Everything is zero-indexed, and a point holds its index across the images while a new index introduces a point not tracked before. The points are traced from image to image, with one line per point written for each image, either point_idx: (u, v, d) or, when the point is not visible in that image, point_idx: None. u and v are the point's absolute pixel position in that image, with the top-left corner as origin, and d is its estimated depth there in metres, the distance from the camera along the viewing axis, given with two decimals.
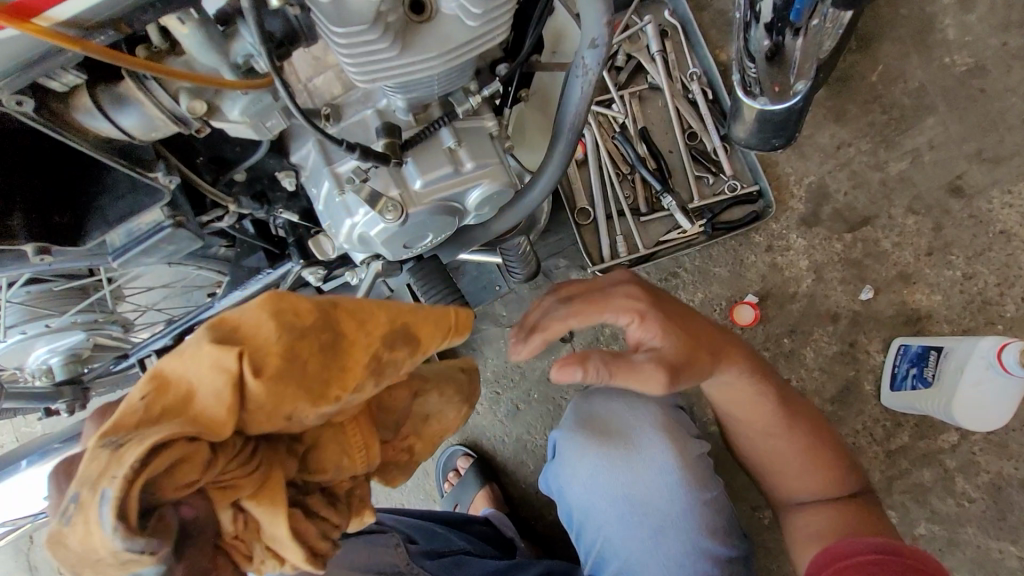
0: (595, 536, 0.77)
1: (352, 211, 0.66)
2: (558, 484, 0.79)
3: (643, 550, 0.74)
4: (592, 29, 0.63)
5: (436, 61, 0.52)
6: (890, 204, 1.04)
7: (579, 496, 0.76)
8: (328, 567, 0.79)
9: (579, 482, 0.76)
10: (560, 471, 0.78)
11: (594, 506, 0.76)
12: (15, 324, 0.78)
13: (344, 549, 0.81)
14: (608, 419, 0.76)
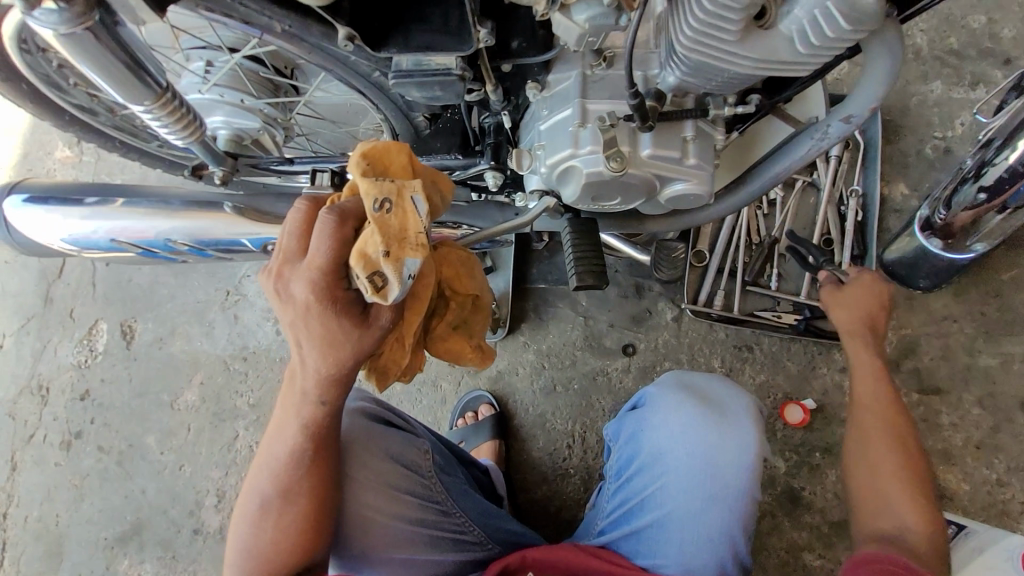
0: (653, 481, 0.81)
1: (579, 147, 0.70)
2: (640, 428, 0.85)
3: (693, 514, 0.78)
4: (856, 106, 0.69)
5: (751, 62, 0.57)
6: (964, 387, 1.10)
7: (662, 443, 0.81)
8: (365, 440, 0.78)
9: (667, 430, 0.82)
10: (651, 415, 0.84)
11: (669, 454, 0.81)
12: (219, 84, 0.83)
13: (382, 434, 0.79)
14: (706, 390, 0.85)
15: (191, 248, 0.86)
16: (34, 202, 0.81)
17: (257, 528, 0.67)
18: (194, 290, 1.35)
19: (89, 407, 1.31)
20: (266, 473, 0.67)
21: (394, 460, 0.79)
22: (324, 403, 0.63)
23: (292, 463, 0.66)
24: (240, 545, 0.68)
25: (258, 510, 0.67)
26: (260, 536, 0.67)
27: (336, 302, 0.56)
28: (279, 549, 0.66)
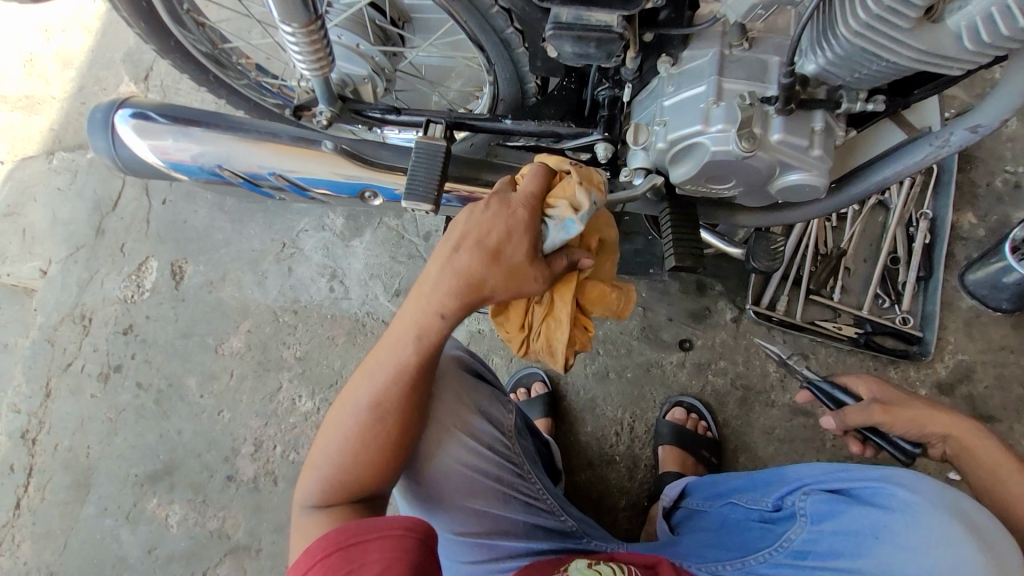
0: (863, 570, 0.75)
1: (709, 124, 0.70)
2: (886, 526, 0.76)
3: None
4: (985, 116, 0.70)
5: (913, 54, 0.59)
6: (1016, 418, 1.12)
7: (891, 551, 0.74)
8: (457, 391, 0.80)
9: (914, 550, 0.73)
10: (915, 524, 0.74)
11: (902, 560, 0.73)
12: (338, 26, 0.84)
13: (472, 384, 0.82)
14: (986, 528, 0.73)
15: (292, 186, 0.85)
16: (145, 117, 0.79)
17: (344, 443, 0.66)
18: (249, 237, 1.34)
19: (132, 342, 1.29)
20: (366, 387, 0.66)
21: (483, 415, 0.82)
22: (444, 317, 0.64)
23: (400, 377, 0.66)
24: (319, 456, 0.67)
25: (346, 423, 0.66)
26: (345, 450, 0.66)
27: (529, 231, 0.63)
28: (361, 470, 0.66)
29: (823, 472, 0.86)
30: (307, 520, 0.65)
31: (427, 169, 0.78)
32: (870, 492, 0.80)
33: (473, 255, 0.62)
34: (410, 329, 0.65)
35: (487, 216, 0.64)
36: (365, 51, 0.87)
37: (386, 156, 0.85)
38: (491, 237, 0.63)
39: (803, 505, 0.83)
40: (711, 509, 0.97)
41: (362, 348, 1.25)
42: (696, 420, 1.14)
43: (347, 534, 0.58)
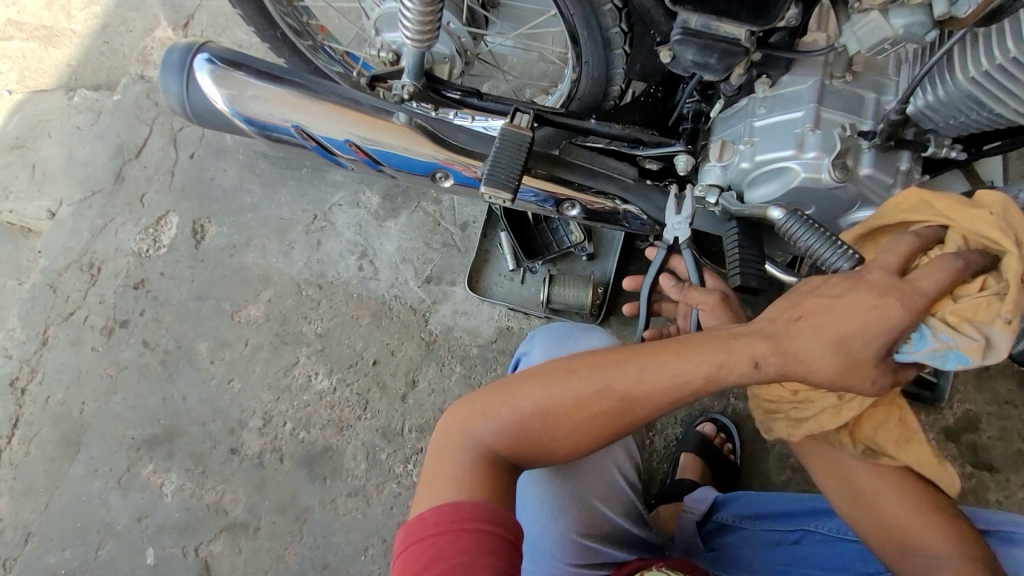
0: None
1: (802, 150, 0.71)
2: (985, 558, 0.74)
3: None
4: None
5: (1020, 109, 0.61)
6: (1014, 471, 1.16)
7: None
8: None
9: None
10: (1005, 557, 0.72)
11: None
12: None
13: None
14: None
15: (365, 157, 0.82)
16: (224, 66, 0.76)
17: (555, 409, 0.65)
18: (278, 205, 1.29)
19: (142, 298, 1.23)
20: (612, 372, 0.65)
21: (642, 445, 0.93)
22: (757, 366, 0.60)
23: (661, 399, 0.64)
24: (515, 408, 0.66)
25: (566, 385, 0.66)
26: (554, 416, 0.65)
27: (907, 321, 0.56)
28: (560, 441, 0.66)
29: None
30: (477, 462, 0.65)
31: (511, 159, 0.77)
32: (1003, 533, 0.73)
33: (821, 338, 0.57)
34: (696, 364, 0.63)
35: (858, 293, 0.57)
36: (453, 30, 0.85)
37: (461, 139, 0.83)
38: (854, 323, 0.56)
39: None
40: (749, 527, 0.93)
41: (385, 331, 1.22)
42: (723, 440, 1.14)
43: (459, 515, 0.61)
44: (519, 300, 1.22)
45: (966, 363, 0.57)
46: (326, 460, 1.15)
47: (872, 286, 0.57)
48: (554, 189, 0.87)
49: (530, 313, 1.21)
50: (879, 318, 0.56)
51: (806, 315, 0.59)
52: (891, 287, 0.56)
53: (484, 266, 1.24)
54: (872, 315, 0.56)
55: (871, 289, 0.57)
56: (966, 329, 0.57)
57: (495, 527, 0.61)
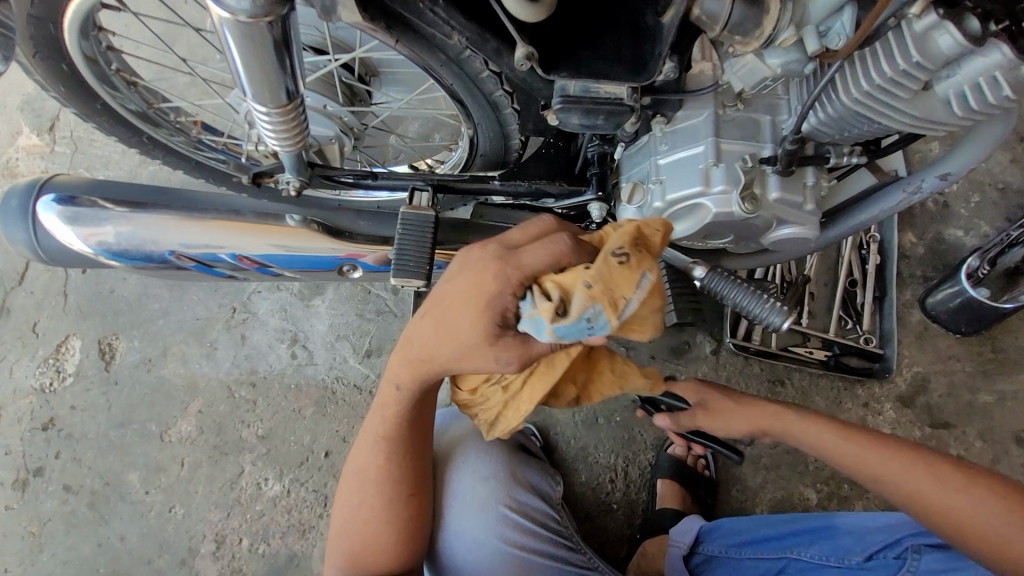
0: None
1: (710, 186, 0.69)
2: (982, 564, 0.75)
3: None
4: (955, 164, 0.74)
5: (906, 120, 0.61)
6: (967, 423, 1.20)
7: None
8: (502, 489, 0.83)
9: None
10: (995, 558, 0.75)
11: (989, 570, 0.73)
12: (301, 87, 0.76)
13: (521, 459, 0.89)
14: None
15: (256, 265, 0.75)
16: (71, 203, 0.68)
17: (351, 493, 0.71)
18: (191, 304, 1.19)
19: (55, 439, 1.11)
20: (369, 431, 0.70)
21: (520, 506, 0.84)
22: (403, 384, 0.64)
23: (407, 423, 0.69)
24: (333, 515, 0.73)
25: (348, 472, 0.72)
26: (355, 505, 0.70)
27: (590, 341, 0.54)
28: (370, 515, 0.70)
29: (915, 527, 0.83)
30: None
31: (417, 243, 0.71)
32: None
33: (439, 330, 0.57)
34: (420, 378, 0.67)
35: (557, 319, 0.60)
36: (332, 112, 0.79)
37: (364, 227, 0.78)
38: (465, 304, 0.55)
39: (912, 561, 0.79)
40: (737, 557, 0.92)
41: (332, 418, 1.14)
42: (695, 456, 1.14)
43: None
44: None
45: (549, 333, 0.51)
46: (293, 570, 1.07)
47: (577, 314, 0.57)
48: None
49: None
50: (485, 296, 0.53)
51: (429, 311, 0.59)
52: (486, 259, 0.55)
53: None
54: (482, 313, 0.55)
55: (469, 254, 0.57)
56: (553, 293, 0.50)
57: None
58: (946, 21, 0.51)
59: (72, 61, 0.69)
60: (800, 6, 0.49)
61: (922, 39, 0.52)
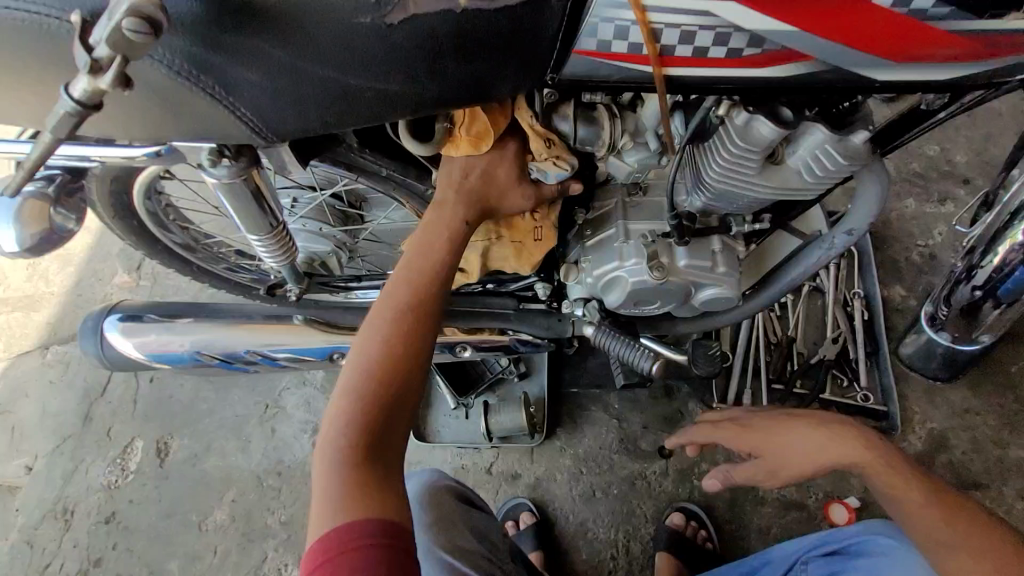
0: None
1: (624, 260, 0.80)
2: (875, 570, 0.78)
3: None
4: (856, 221, 0.81)
5: (769, 189, 0.71)
6: (1001, 481, 1.12)
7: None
8: (444, 533, 0.80)
9: None
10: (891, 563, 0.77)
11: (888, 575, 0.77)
12: (303, 216, 0.97)
13: (470, 513, 0.86)
14: None
15: (265, 358, 0.92)
16: (129, 320, 0.89)
17: (349, 403, 0.55)
18: (233, 403, 1.38)
19: (114, 531, 1.27)
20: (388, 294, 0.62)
21: (465, 555, 0.78)
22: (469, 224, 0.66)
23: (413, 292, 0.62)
24: (328, 426, 0.54)
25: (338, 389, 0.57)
26: (342, 425, 0.53)
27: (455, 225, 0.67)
28: (368, 421, 0.54)
29: (807, 542, 0.88)
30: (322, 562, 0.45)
31: None
32: (858, 547, 0.82)
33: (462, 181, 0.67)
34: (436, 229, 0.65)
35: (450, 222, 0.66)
36: (327, 233, 0.98)
37: (352, 322, 0.95)
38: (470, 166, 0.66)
39: (804, 571, 0.85)
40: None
41: None
42: (696, 528, 1.12)
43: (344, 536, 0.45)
44: (466, 437, 1.24)
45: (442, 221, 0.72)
46: None
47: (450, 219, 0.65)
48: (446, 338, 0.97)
49: (478, 446, 1.24)
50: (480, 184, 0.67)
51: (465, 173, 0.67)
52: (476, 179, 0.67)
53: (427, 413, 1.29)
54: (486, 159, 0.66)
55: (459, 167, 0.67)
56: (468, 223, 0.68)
57: (379, 533, 0.46)
58: (756, 114, 0.62)
59: (140, 217, 0.94)
60: (635, 121, 0.64)
61: (744, 128, 0.63)
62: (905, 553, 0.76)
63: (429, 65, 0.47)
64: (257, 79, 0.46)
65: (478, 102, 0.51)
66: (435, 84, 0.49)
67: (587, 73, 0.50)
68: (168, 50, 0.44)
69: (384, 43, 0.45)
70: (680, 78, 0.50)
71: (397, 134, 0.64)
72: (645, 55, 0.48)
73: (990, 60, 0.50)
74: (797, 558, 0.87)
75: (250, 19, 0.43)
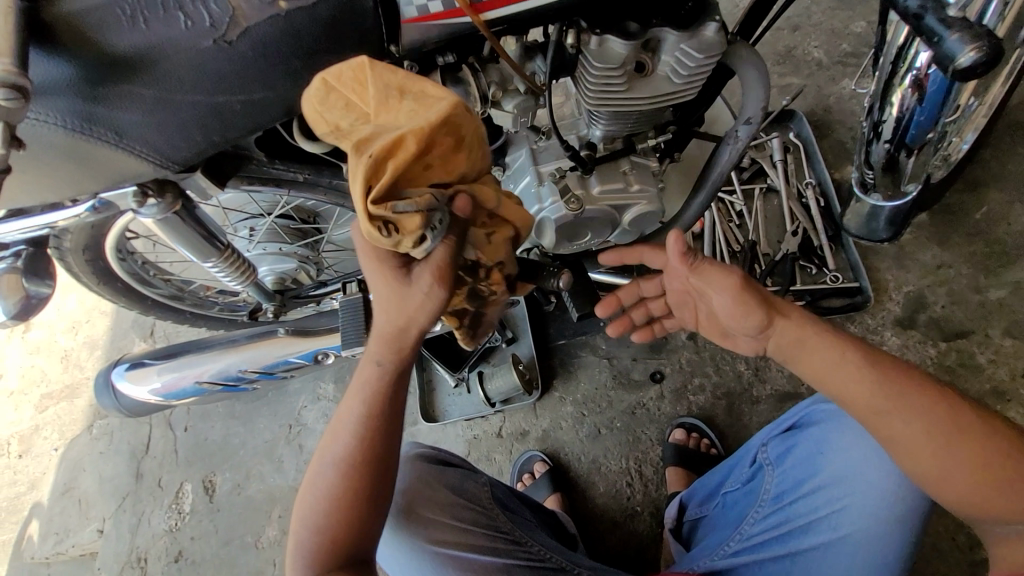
0: (837, 495, 0.77)
1: (543, 201, 0.86)
2: (820, 444, 0.80)
3: (854, 493, 0.75)
4: (751, 109, 0.84)
5: (646, 101, 0.76)
6: (987, 324, 1.13)
7: (836, 456, 0.78)
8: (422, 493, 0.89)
9: (850, 452, 0.76)
10: (835, 431, 0.79)
11: (833, 444, 0.78)
12: (262, 241, 1.05)
13: (441, 473, 0.92)
14: None
15: (260, 374, 1.01)
16: (133, 368, 0.99)
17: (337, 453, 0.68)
18: (260, 432, 1.48)
19: (185, 567, 1.40)
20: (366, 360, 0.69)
21: (448, 505, 0.89)
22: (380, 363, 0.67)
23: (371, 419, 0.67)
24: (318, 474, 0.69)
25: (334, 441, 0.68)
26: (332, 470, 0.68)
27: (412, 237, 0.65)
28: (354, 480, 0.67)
29: (771, 425, 0.91)
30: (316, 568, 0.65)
31: (354, 320, 0.95)
32: (807, 418, 0.84)
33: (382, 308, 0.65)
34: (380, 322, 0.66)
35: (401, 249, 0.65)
36: (287, 250, 1.06)
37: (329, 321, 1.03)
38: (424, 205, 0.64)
39: (766, 453, 0.89)
40: (707, 512, 0.98)
41: None
42: (699, 438, 1.16)
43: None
44: (471, 409, 1.32)
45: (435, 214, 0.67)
46: None
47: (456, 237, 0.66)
48: None
49: (483, 414, 1.31)
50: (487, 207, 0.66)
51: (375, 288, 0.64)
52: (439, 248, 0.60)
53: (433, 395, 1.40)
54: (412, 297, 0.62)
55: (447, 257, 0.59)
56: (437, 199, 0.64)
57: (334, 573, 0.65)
58: (604, 34, 0.67)
59: (123, 278, 1.04)
60: (498, 70, 0.70)
61: (597, 49, 0.68)
62: (840, 417, 0.79)
63: (282, 68, 0.54)
64: (141, 119, 0.54)
65: (337, 90, 0.58)
66: (291, 83, 0.56)
67: (420, 38, 0.56)
68: (61, 113, 0.52)
69: (233, 59, 0.53)
70: (498, 20, 0.56)
71: (294, 138, 0.70)
72: (459, 8, 0.54)
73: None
74: (760, 442, 0.90)
75: (117, 70, 0.51)
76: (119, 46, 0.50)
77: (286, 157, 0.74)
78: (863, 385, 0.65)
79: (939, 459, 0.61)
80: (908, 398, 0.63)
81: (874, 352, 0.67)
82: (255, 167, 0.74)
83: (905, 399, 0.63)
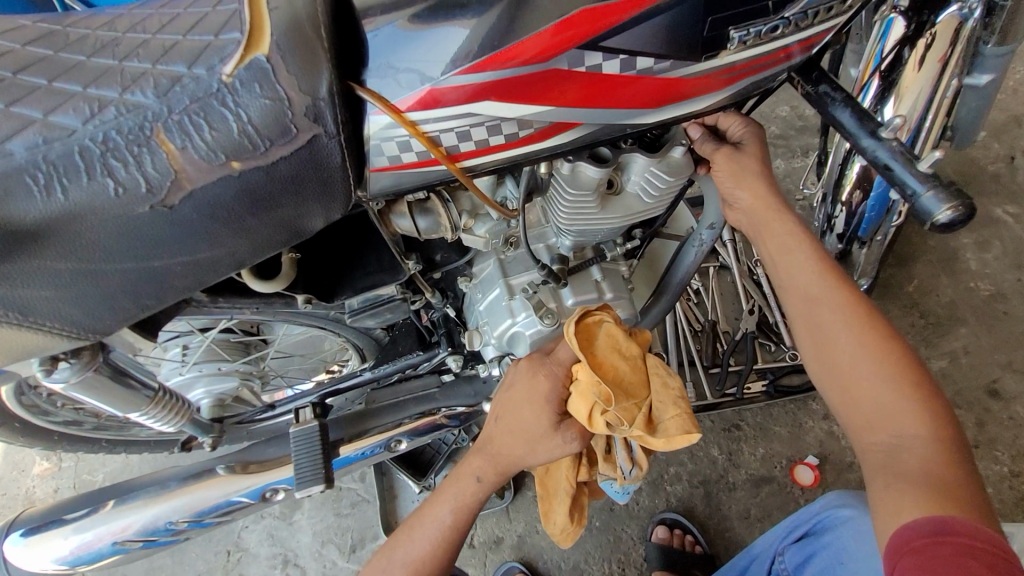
0: None
1: (515, 315, 0.82)
2: (839, 554, 0.79)
3: None
4: (713, 215, 0.85)
5: (619, 221, 0.74)
6: None
7: (857, 569, 0.76)
8: None
9: (873, 561, 0.75)
10: (853, 541, 0.78)
11: (852, 554, 0.77)
12: (197, 362, 0.92)
13: None
14: None
15: (191, 522, 0.87)
16: (33, 531, 0.83)
17: (412, 539, 0.68)
18: (192, 563, 1.28)
19: None
20: (491, 456, 0.71)
21: None
22: (481, 480, 0.70)
23: (452, 521, 0.69)
24: (388, 557, 0.68)
25: (414, 526, 0.69)
26: (408, 563, 0.67)
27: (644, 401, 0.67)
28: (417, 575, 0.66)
29: (778, 528, 0.89)
30: None
31: (308, 456, 0.85)
32: (820, 525, 0.84)
33: (512, 429, 0.70)
34: (511, 445, 0.70)
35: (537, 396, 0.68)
36: (228, 369, 0.94)
37: (279, 451, 0.91)
38: (740, 188, 0.71)
39: (783, 563, 0.87)
40: None
41: None
42: (682, 535, 1.12)
43: None
44: None
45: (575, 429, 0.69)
46: None
47: (529, 368, 0.69)
48: (378, 437, 0.93)
49: None
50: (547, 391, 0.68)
51: (498, 412, 0.71)
52: (532, 361, 0.69)
53: (395, 504, 1.29)
54: (542, 388, 0.68)
55: (517, 366, 0.71)
56: (621, 422, 0.65)
57: None
58: (576, 160, 0.65)
59: (22, 417, 0.88)
60: (469, 199, 0.67)
61: (569, 174, 0.66)
62: (859, 521, 0.79)
63: (231, 228, 0.48)
64: (54, 292, 0.46)
65: (299, 240, 0.52)
66: (244, 240, 0.49)
67: (391, 185, 0.52)
68: None
69: (174, 223, 0.45)
70: (477, 166, 0.52)
71: (242, 278, 0.63)
72: (434, 158, 0.50)
73: (742, 80, 0.53)
74: (773, 550, 0.88)
75: (25, 243, 0.43)
76: (27, 218, 0.42)
77: (229, 293, 0.66)
78: (862, 352, 0.62)
79: (889, 426, 0.59)
80: (913, 391, 0.59)
81: (897, 356, 0.61)
82: (194, 307, 0.65)
83: (900, 385, 0.60)
